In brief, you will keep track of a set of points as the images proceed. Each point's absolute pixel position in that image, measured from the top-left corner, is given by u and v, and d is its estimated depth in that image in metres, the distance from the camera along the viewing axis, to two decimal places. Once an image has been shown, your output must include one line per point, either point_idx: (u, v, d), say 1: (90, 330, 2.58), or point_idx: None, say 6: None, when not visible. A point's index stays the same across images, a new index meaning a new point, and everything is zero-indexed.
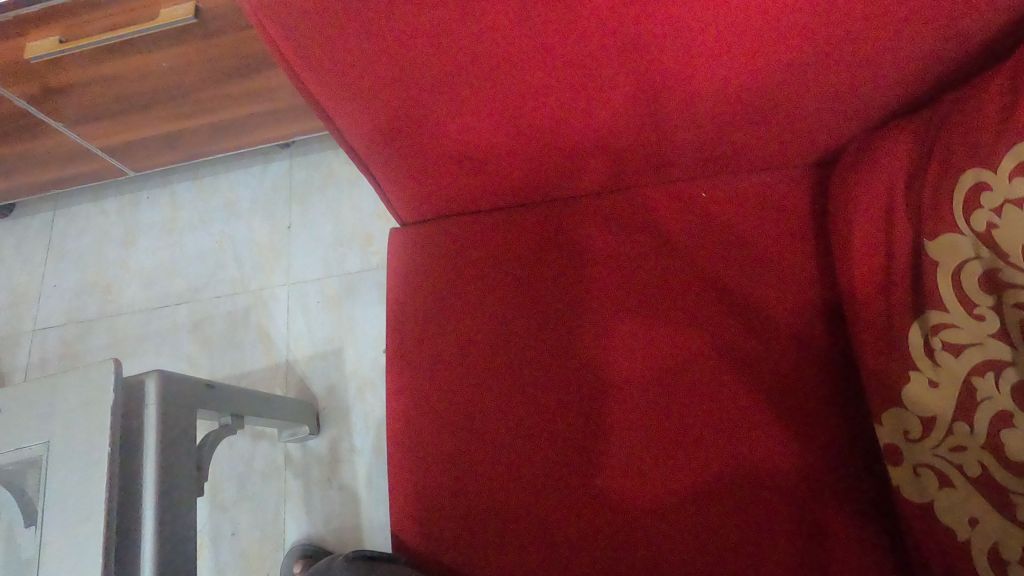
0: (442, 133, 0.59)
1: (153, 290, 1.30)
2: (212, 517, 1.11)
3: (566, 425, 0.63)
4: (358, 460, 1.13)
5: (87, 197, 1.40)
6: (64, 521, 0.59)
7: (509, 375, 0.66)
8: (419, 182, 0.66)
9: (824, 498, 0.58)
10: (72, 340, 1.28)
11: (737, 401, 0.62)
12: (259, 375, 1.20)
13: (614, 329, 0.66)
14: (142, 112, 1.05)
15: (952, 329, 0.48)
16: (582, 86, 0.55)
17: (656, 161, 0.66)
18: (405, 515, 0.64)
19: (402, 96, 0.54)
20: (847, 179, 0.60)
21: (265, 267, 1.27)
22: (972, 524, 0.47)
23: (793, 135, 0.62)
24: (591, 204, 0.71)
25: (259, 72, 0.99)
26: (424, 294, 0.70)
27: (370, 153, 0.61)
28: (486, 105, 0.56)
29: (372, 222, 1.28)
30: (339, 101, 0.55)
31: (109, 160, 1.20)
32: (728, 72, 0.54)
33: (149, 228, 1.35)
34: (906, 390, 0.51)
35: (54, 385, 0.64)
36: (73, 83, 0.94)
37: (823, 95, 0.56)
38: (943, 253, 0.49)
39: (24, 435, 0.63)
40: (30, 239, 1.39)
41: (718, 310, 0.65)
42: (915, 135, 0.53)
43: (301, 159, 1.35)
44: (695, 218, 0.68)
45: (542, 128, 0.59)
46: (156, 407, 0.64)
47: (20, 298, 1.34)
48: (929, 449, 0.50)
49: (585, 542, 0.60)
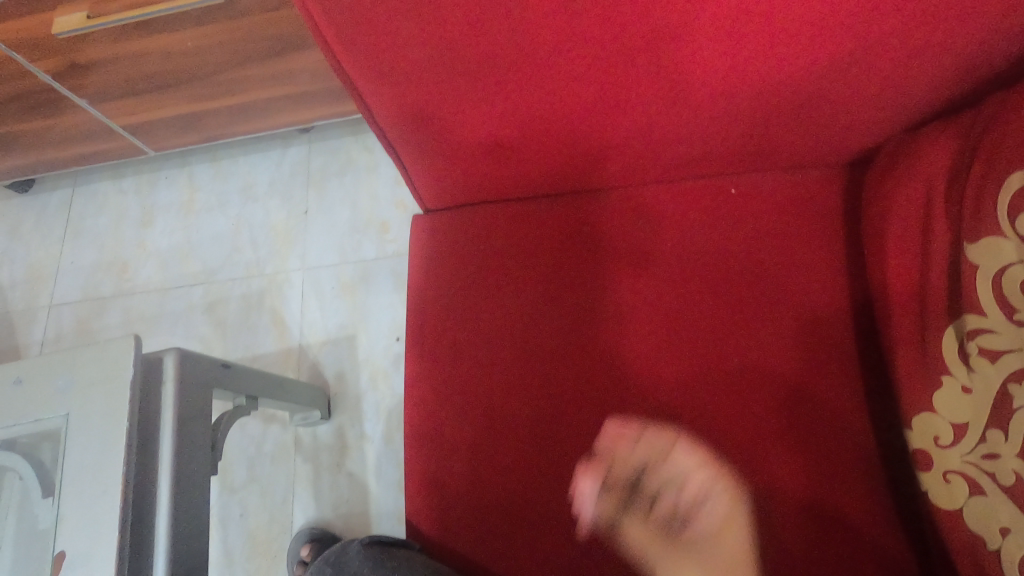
0: (473, 120, 0.58)
1: (169, 270, 1.30)
2: (221, 498, 1.12)
3: (586, 421, 0.63)
4: (368, 447, 1.13)
5: (105, 175, 1.41)
6: (82, 494, 0.59)
7: (529, 367, 0.65)
8: (446, 168, 0.66)
9: (846, 503, 0.57)
10: (87, 317, 1.29)
11: (762, 403, 0.61)
12: (272, 358, 1.20)
13: (636, 327, 0.65)
14: (165, 91, 1.05)
15: (990, 335, 0.47)
16: (617, 77, 0.54)
17: (686, 156, 0.65)
18: (421, 501, 0.64)
19: (434, 80, 0.54)
20: (882, 180, 0.59)
21: (281, 251, 1.28)
22: (1004, 534, 0.46)
23: (827, 134, 0.62)
24: (617, 197, 0.70)
25: (283, 55, 0.99)
26: (446, 281, 0.70)
27: (399, 136, 0.61)
28: (519, 92, 0.56)
29: (389, 210, 1.28)
30: (372, 82, 0.54)
31: (130, 139, 1.20)
32: (768, 66, 0.53)
33: (167, 208, 1.36)
34: (938, 396, 0.51)
35: (75, 358, 0.64)
36: (98, 60, 0.94)
37: (861, 93, 0.55)
38: (984, 256, 0.48)
39: (44, 407, 0.63)
40: (49, 215, 1.40)
41: (742, 309, 0.64)
42: (956, 137, 0.52)
43: (319, 145, 1.35)
44: (723, 214, 0.67)
45: (574, 118, 0.58)
46: (173, 385, 0.64)
47: (38, 273, 1.35)
48: (959, 456, 0.50)
49: (601, 536, 0.60)
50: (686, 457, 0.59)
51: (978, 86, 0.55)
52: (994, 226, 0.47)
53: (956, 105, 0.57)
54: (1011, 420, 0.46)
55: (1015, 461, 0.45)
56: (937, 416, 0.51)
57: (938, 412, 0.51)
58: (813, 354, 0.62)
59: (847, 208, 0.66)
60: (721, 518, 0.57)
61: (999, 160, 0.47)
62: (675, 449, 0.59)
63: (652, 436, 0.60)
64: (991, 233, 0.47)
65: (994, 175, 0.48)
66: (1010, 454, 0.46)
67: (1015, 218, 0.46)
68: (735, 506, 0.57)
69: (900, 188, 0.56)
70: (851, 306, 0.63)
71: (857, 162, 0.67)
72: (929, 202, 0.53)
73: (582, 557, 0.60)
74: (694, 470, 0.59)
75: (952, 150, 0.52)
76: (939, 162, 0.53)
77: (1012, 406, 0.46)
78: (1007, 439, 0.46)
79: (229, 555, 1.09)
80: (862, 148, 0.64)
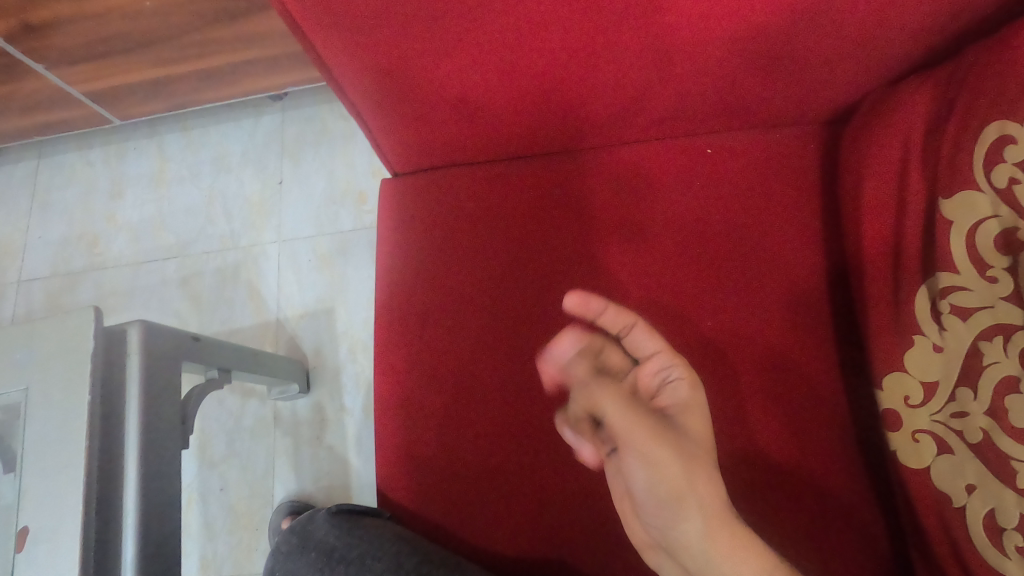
0: (438, 77, 0.56)
1: (140, 244, 1.27)
2: (200, 473, 1.11)
3: (559, 388, 0.62)
4: (348, 420, 1.12)
5: (71, 146, 1.36)
6: (44, 469, 0.57)
7: (502, 333, 0.64)
8: (413, 129, 0.63)
9: (818, 465, 0.57)
10: (58, 293, 1.26)
11: (736, 368, 0.60)
12: (248, 332, 1.18)
13: (610, 293, 0.64)
14: (126, 56, 1.00)
15: (963, 292, 0.46)
16: (586, 31, 0.52)
17: (662, 114, 0.63)
18: (393, 470, 0.63)
19: (394, 33, 0.51)
20: (860, 136, 0.57)
21: (256, 223, 1.24)
22: (969, 491, 0.46)
23: (806, 89, 0.59)
24: (592, 159, 0.68)
25: (248, 17, 0.94)
26: (417, 247, 0.68)
27: (362, 94, 0.58)
28: (484, 47, 0.53)
29: (367, 180, 1.24)
30: (329, 36, 0.52)
31: (93, 107, 1.15)
32: (745, 16, 0.51)
33: (136, 179, 1.31)
34: (909, 354, 0.50)
35: (30, 332, 0.62)
36: (51, 22, 0.89)
37: (841, 45, 0.53)
38: (959, 211, 0.47)
39: (1, 382, 0.61)
40: (14, 188, 1.35)
41: (718, 272, 0.63)
42: (935, 89, 0.51)
43: (293, 112, 1.30)
44: (700, 176, 0.65)
45: (543, 74, 0.56)
46: (137, 358, 0.62)
47: (5, 249, 1.31)
48: (928, 415, 0.50)
49: (573, 502, 0.60)
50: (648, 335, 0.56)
51: (960, 37, 0.53)
52: (969, 180, 0.46)
53: (937, 58, 0.55)
54: (981, 378, 0.45)
55: (983, 418, 0.45)
56: (907, 376, 0.51)
57: (909, 371, 0.50)
58: (788, 317, 0.61)
59: (825, 167, 0.64)
60: (684, 397, 0.54)
61: (977, 113, 0.46)
62: (638, 327, 0.56)
63: (613, 314, 0.56)
64: (965, 188, 0.46)
65: (971, 129, 0.46)
66: (978, 413, 0.46)
67: (990, 171, 0.45)
68: (695, 386, 0.54)
69: (877, 145, 0.54)
70: (827, 268, 0.62)
71: (837, 119, 0.65)
72: (906, 158, 0.52)
73: (555, 524, 0.59)
74: (656, 347, 0.55)
75: (930, 104, 0.51)
76: (918, 115, 0.51)
77: (982, 364, 0.45)
78: (976, 397, 0.46)
79: (210, 529, 1.09)
80: (842, 105, 0.62)
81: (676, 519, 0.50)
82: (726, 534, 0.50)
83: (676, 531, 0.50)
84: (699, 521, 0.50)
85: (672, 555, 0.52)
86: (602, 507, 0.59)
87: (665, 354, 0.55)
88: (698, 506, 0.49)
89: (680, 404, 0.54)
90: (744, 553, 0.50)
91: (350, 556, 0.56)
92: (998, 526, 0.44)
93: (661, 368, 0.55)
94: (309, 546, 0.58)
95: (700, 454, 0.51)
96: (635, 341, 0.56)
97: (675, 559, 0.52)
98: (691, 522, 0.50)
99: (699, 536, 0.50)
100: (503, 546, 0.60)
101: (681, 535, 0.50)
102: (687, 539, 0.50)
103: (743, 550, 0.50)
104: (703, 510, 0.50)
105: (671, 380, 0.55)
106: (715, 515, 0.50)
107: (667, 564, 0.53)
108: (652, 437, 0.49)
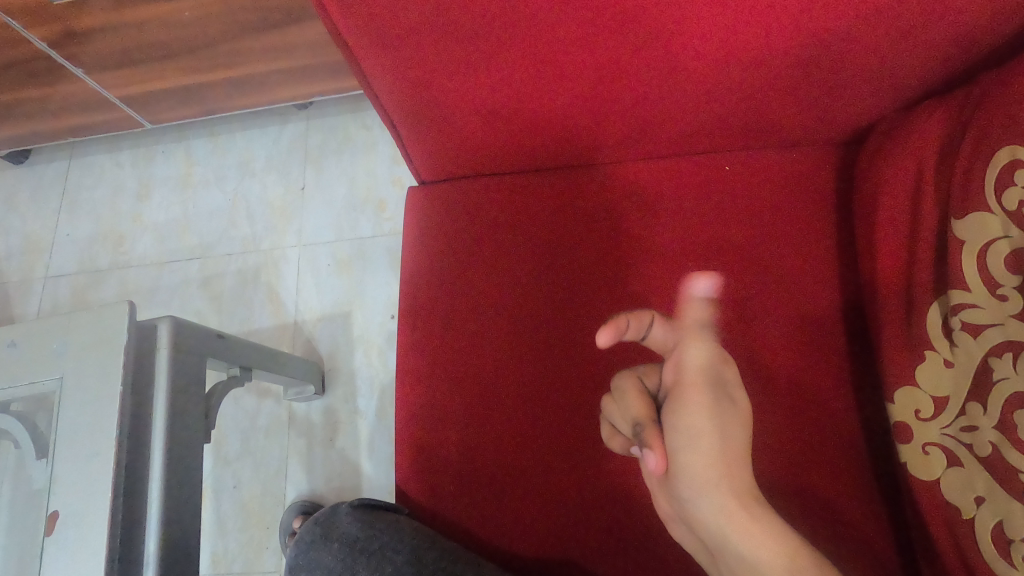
0: (467, 91, 0.58)
1: (165, 244, 1.30)
2: (214, 469, 1.13)
3: (576, 395, 0.64)
4: (361, 422, 1.14)
5: (101, 148, 1.40)
6: (76, 456, 0.59)
7: (522, 339, 0.66)
8: (442, 139, 0.66)
9: (830, 478, 0.58)
10: (83, 290, 1.29)
11: (751, 379, 0.62)
12: (267, 333, 1.21)
13: (629, 302, 0.66)
14: (161, 63, 1.04)
15: (973, 310, 0.48)
16: (611, 50, 0.54)
17: (681, 131, 0.65)
18: (411, 468, 0.65)
19: (429, 48, 0.54)
20: (875, 159, 0.59)
21: (278, 227, 1.28)
22: (978, 503, 0.48)
23: (822, 111, 0.62)
24: (613, 172, 0.70)
25: (281, 28, 0.97)
26: (441, 252, 0.70)
27: (394, 105, 0.61)
28: (513, 64, 0.56)
29: (387, 188, 1.27)
30: (367, 48, 0.55)
31: (126, 111, 1.19)
32: (768, 37, 0.53)
33: (163, 181, 1.35)
34: (919, 368, 0.52)
35: (67, 322, 0.64)
36: (94, 29, 0.93)
37: (858, 70, 0.56)
38: (970, 231, 0.48)
39: (38, 371, 0.63)
40: (45, 187, 1.39)
41: (733, 287, 0.64)
42: (949, 112, 0.53)
43: (318, 121, 1.33)
44: (718, 191, 0.67)
45: (568, 90, 0.59)
46: (167, 352, 0.63)
47: (34, 245, 1.35)
48: (938, 428, 0.51)
49: (589, 506, 0.61)
50: (670, 328, 0.55)
51: (974, 64, 0.55)
52: (981, 201, 0.48)
53: (949, 85, 0.57)
54: (990, 393, 0.47)
55: (992, 433, 0.47)
56: (919, 390, 0.52)
57: (920, 386, 0.52)
58: (801, 331, 0.62)
59: (840, 187, 0.66)
60: (725, 375, 0.54)
61: (987, 139, 0.48)
62: (655, 324, 0.55)
63: (653, 321, 0.55)
64: (978, 210, 0.48)
65: (981, 154, 0.48)
66: (987, 427, 0.47)
67: (1001, 192, 0.46)
68: (728, 360, 0.54)
69: (890, 169, 0.56)
70: (842, 285, 0.63)
71: (853, 141, 0.67)
72: (920, 179, 0.54)
73: (567, 525, 0.61)
74: (681, 338, 0.54)
75: (942, 131, 0.53)
76: (931, 141, 0.54)
77: (991, 379, 0.47)
78: (986, 412, 0.47)
79: (222, 526, 1.10)
80: (858, 127, 0.64)
81: (694, 499, 0.52)
82: (757, 517, 0.52)
83: (694, 505, 0.53)
84: (714, 497, 0.52)
85: (692, 528, 0.54)
86: (616, 513, 0.60)
87: (696, 341, 0.56)
88: (722, 488, 0.52)
89: (719, 379, 0.54)
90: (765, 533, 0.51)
91: (372, 548, 0.58)
92: (1005, 537, 0.45)
93: (691, 350, 0.55)
94: (331, 537, 0.60)
95: (728, 422, 0.53)
96: (658, 337, 0.56)
97: (694, 533, 0.54)
98: (710, 501, 0.52)
99: (719, 517, 0.51)
100: (518, 546, 0.62)
101: (699, 513, 0.52)
102: (706, 519, 0.52)
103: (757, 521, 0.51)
104: (729, 488, 0.52)
105: (701, 355, 0.54)
106: (741, 495, 0.52)
107: (683, 531, 0.55)
108: (698, 414, 0.52)
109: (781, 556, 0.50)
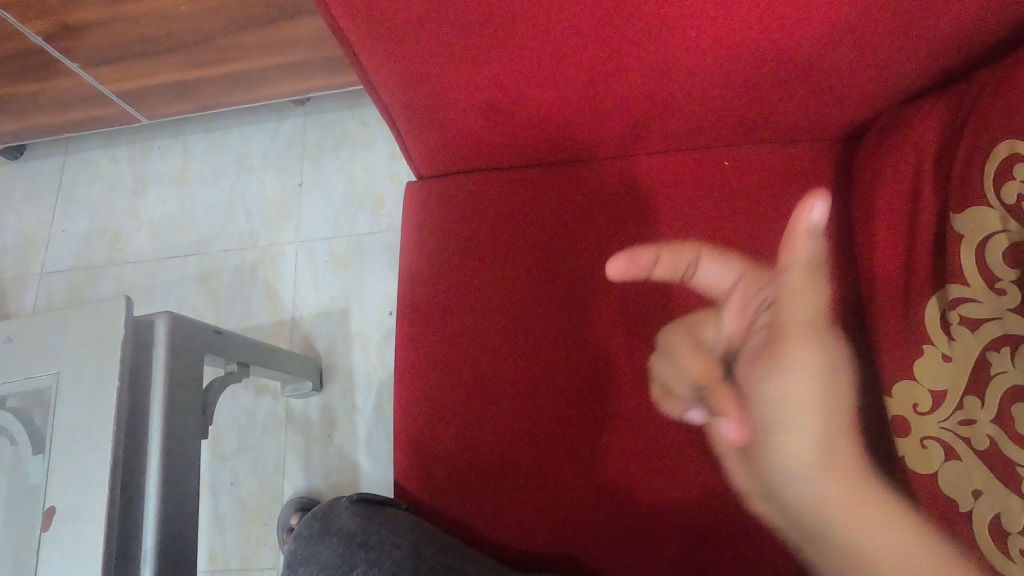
0: (466, 85, 0.58)
1: (161, 240, 1.29)
2: (211, 466, 1.13)
3: (575, 390, 0.64)
4: (359, 419, 1.13)
5: (97, 143, 1.39)
6: (73, 451, 0.59)
7: (520, 333, 0.66)
8: (441, 134, 0.66)
9: None
10: (79, 286, 1.28)
11: None
12: (264, 329, 1.20)
13: (628, 297, 0.66)
14: (158, 58, 1.03)
15: (971, 304, 0.48)
16: (610, 45, 0.54)
17: (680, 126, 0.65)
18: (409, 463, 0.65)
19: (428, 42, 0.54)
20: (873, 154, 0.59)
21: (275, 223, 1.27)
22: (975, 496, 0.48)
23: (821, 106, 0.62)
24: (612, 167, 0.70)
25: (279, 22, 0.96)
26: (440, 247, 0.70)
27: (393, 99, 0.61)
28: (512, 58, 0.55)
29: (385, 184, 1.27)
30: (366, 42, 0.54)
31: (123, 106, 1.18)
32: (768, 31, 0.53)
33: (160, 177, 1.34)
34: (918, 363, 0.52)
35: (64, 317, 0.64)
36: (89, 23, 0.92)
37: (857, 65, 0.56)
38: (968, 225, 0.48)
39: (34, 366, 0.63)
40: (40, 182, 1.38)
41: (732, 283, 0.64)
42: (948, 107, 0.53)
43: (315, 117, 1.33)
44: (717, 186, 0.67)
45: (568, 85, 0.58)
46: (164, 347, 0.63)
47: (30, 241, 1.34)
48: (935, 422, 0.51)
49: (588, 501, 0.61)
50: (718, 266, 0.65)
51: (972, 60, 0.55)
52: (980, 196, 0.48)
53: (947, 80, 0.57)
54: (988, 386, 0.47)
55: (991, 427, 0.47)
56: (917, 383, 0.52)
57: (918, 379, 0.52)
58: None
59: (838, 183, 0.66)
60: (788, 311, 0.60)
61: (986, 134, 0.48)
62: (701, 261, 0.66)
63: (668, 259, 0.66)
64: (976, 204, 0.48)
65: (979, 150, 0.49)
66: (985, 420, 0.47)
67: (1000, 186, 0.46)
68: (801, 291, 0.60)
69: (888, 164, 0.57)
70: None
71: (851, 136, 0.67)
72: (919, 174, 0.54)
73: (566, 521, 0.61)
74: (732, 273, 0.64)
75: (941, 126, 0.53)
76: (930, 136, 0.54)
77: (990, 373, 0.47)
78: (984, 405, 0.47)
79: (220, 522, 1.10)
80: (856, 122, 0.64)
81: (798, 473, 0.56)
82: (853, 468, 0.55)
83: (800, 480, 0.56)
84: (819, 470, 0.56)
85: (785, 506, 0.57)
86: (615, 509, 0.60)
87: (745, 276, 0.63)
88: (817, 447, 0.56)
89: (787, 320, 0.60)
90: (868, 505, 0.54)
91: (371, 542, 0.58)
92: (1002, 529, 0.46)
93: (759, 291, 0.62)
94: (330, 532, 0.60)
95: (801, 383, 0.58)
96: (705, 276, 0.65)
97: (787, 511, 0.57)
98: (811, 475, 0.56)
99: (822, 487, 0.55)
100: (516, 541, 0.62)
101: (807, 491, 0.56)
102: (817, 495, 0.55)
103: (863, 485, 0.54)
104: (824, 452, 0.56)
105: (765, 301, 0.61)
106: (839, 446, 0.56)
107: (783, 510, 0.57)
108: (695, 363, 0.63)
109: (887, 516, 0.53)
